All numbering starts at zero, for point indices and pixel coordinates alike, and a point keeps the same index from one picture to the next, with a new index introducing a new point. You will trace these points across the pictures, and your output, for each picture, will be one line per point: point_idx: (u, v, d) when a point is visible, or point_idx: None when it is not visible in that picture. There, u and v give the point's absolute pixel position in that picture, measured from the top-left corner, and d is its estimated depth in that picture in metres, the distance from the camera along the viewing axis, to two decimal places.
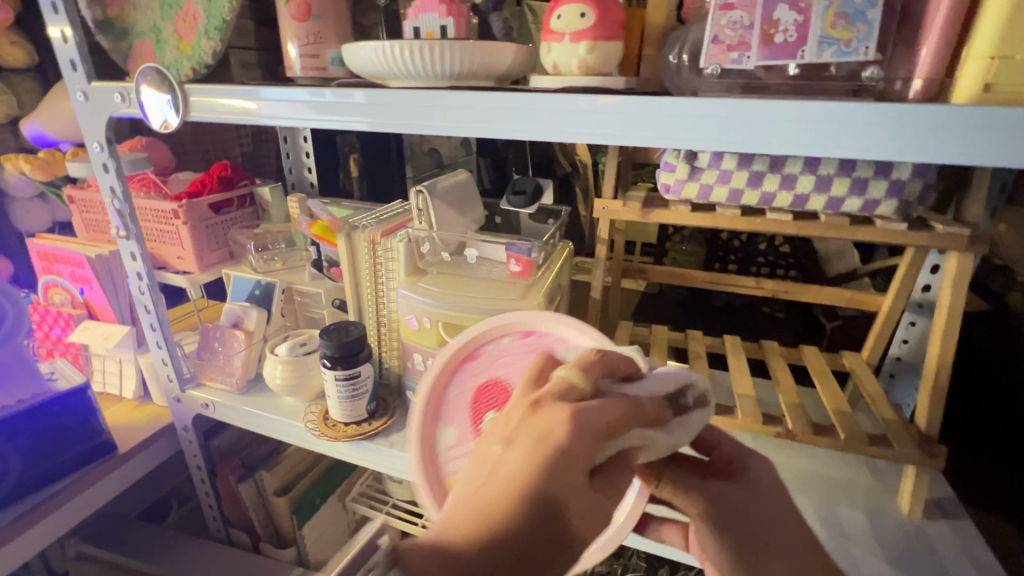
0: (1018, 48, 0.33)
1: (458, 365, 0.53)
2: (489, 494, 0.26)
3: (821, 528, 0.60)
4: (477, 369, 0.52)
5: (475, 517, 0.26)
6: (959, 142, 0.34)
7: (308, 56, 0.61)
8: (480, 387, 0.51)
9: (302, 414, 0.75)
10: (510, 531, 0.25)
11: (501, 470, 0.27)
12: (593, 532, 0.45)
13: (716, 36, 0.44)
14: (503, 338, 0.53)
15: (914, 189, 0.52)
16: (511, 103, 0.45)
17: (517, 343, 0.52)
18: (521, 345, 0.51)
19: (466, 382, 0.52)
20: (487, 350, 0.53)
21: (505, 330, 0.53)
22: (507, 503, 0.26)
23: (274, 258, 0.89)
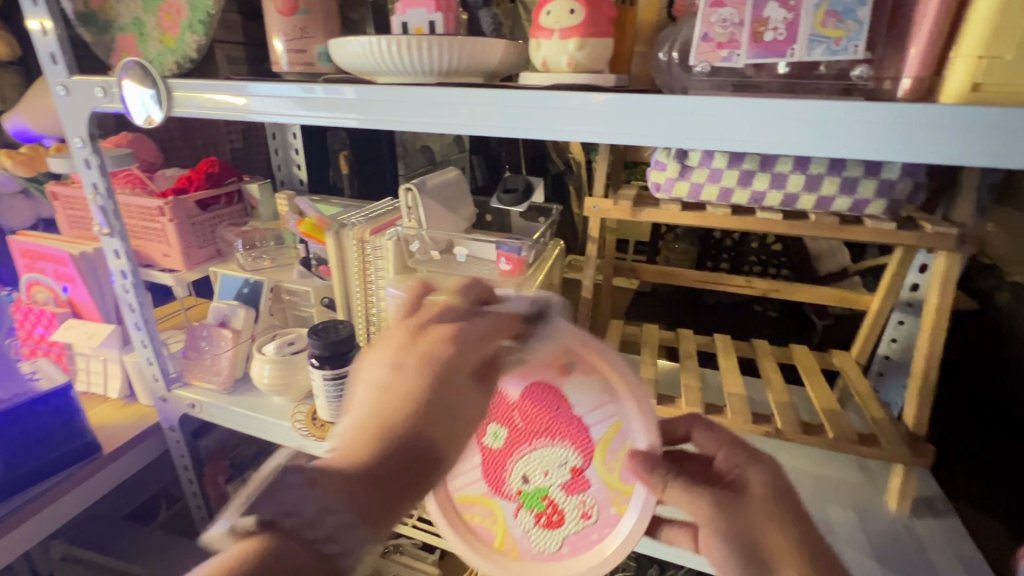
0: (1007, 48, 0.33)
1: None
2: (385, 413, 0.36)
3: None
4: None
5: (371, 431, 0.35)
6: (950, 141, 0.34)
7: (294, 50, 0.60)
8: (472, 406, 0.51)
9: (290, 414, 0.74)
10: (405, 439, 0.35)
11: (393, 392, 0.37)
12: (595, 536, 0.51)
13: (705, 34, 0.43)
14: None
15: (903, 189, 0.52)
16: (500, 99, 0.45)
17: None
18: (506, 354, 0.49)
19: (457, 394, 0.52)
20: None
21: None
22: (397, 415, 0.36)
23: (263, 256, 0.88)
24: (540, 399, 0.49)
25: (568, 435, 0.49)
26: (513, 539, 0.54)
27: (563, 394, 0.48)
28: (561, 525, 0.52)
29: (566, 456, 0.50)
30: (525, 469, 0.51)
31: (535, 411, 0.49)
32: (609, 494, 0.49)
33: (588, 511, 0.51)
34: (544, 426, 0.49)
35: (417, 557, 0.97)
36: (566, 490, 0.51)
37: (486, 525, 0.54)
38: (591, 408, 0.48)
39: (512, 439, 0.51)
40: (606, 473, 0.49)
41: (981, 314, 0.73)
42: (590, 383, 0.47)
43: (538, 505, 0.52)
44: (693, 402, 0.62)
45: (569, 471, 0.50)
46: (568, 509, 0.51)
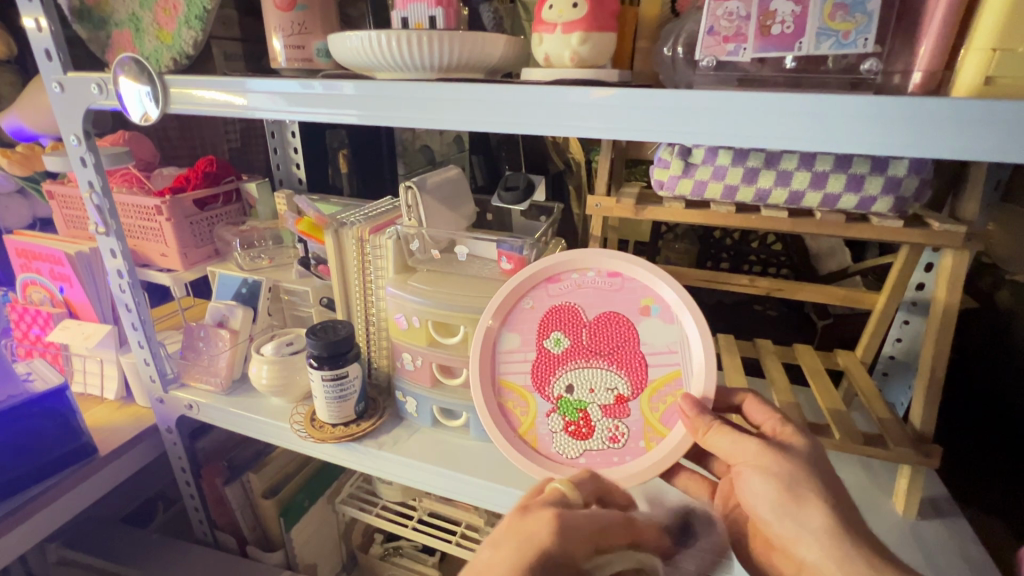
0: (1020, 40, 0.33)
1: (537, 284, 0.55)
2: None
3: None
4: (553, 290, 0.55)
5: None
6: (962, 136, 0.33)
7: (293, 47, 0.59)
8: (552, 307, 0.54)
9: (288, 415, 0.73)
10: None
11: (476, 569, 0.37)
12: (617, 459, 0.52)
13: (712, 27, 0.42)
14: (587, 271, 0.54)
15: (909, 185, 0.51)
16: (503, 94, 0.44)
17: (601, 280, 0.54)
18: (604, 282, 0.54)
19: (541, 299, 0.55)
20: (569, 276, 0.55)
21: (589, 263, 0.54)
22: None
23: (261, 256, 0.87)
24: (613, 326, 0.53)
25: (625, 363, 0.52)
26: (535, 434, 0.54)
27: (637, 329, 0.53)
28: (588, 438, 0.53)
29: (615, 380, 0.52)
30: (574, 378, 0.53)
31: (606, 332, 0.53)
32: (644, 428, 0.52)
33: (617, 436, 0.52)
34: (610, 347, 0.52)
35: (417, 559, 0.97)
36: (603, 411, 0.53)
37: (518, 414, 0.55)
38: (658, 348, 0.52)
39: (573, 348, 0.53)
40: (648, 410, 0.52)
41: (984, 311, 0.73)
42: (667, 330, 0.52)
43: (572, 413, 0.53)
44: None
45: (614, 396, 0.52)
46: (600, 427, 0.52)
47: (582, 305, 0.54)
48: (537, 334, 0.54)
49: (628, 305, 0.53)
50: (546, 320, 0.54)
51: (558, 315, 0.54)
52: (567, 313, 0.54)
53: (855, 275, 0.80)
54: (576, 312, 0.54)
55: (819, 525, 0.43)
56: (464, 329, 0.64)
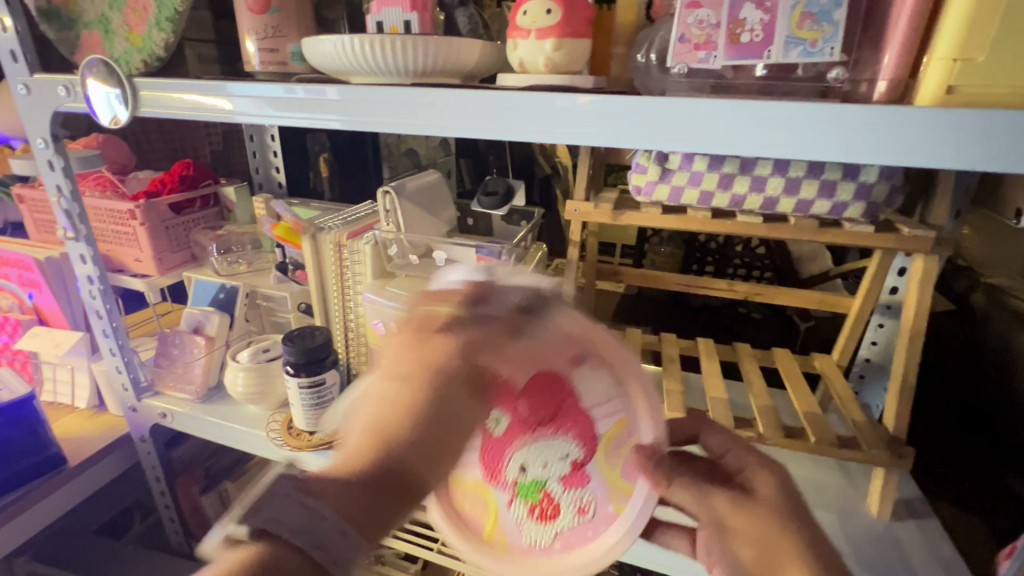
0: (980, 50, 0.33)
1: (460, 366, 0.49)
2: (379, 422, 0.38)
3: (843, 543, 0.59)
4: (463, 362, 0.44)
5: (372, 443, 0.37)
6: (927, 143, 0.34)
7: (267, 50, 0.58)
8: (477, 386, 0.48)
9: (265, 423, 0.72)
10: (389, 470, 0.36)
11: (385, 397, 0.39)
12: (591, 532, 0.48)
13: (683, 35, 0.43)
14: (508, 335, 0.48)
15: (880, 191, 0.52)
16: (481, 100, 0.44)
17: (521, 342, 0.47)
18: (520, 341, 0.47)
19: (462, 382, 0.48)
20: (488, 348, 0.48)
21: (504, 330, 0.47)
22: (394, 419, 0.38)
23: (239, 261, 0.86)
24: (547, 390, 0.45)
25: (572, 425, 0.46)
26: (502, 533, 0.49)
27: (571, 388, 0.45)
28: (555, 518, 0.48)
29: (568, 448, 0.46)
30: (524, 458, 0.47)
31: (542, 403, 0.46)
32: (609, 489, 0.47)
33: (585, 507, 0.48)
34: (550, 417, 0.46)
35: (400, 567, 0.96)
36: (564, 483, 0.47)
37: (477, 514, 0.49)
38: (599, 402, 0.45)
39: (515, 427, 0.46)
40: (606, 467, 0.47)
41: (957, 314, 0.75)
42: (599, 378, 0.45)
43: (534, 495, 0.48)
44: (675, 408, 0.61)
45: (569, 464, 0.47)
46: (565, 502, 0.48)
47: (509, 376, 0.45)
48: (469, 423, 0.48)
49: (554, 360, 0.45)
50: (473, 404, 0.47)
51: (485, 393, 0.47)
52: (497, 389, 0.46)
53: (836, 278, 0.81)
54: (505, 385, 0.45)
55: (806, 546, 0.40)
56: None
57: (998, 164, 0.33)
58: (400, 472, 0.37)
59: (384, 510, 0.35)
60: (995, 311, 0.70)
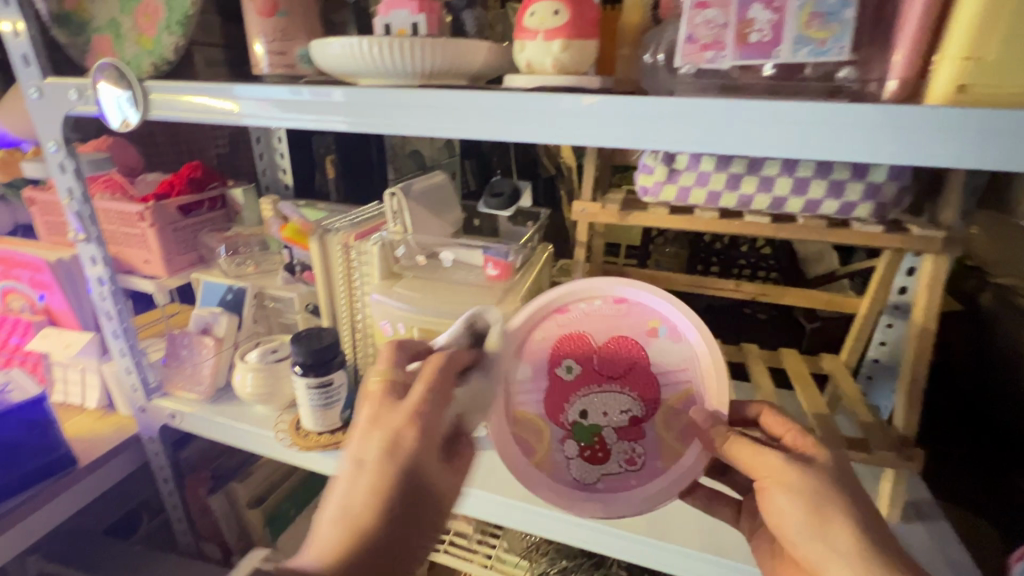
0: (991, 49, 0.33)
1: (548, 314, 0.55)
2: (352, 514, 0.42)
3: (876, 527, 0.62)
4: (558, 323, 0.54)
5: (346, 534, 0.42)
6: (935, 144, 0.34)
7: (275, 53, 0.59)
8: (564, 336, 0.54)
9: (273, 423, 0.72)
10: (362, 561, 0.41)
11: (359, 485, 0.43)
12: (634, 482, 0.51)
13: (691, 35, 0.43)
14: (594, 300, 0.55)
15: (889, 191, 0.52)
16: (488, 102, 0.44)
17: (607, 307, 0.54)
18: (610, 308, 0.54)
19: (549, 330, 0.54)
20: (577, 306, 0.55)
21: (595, 293, 0.55)
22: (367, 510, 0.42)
23: (247, 262, 0.86)
24: (622, 351, 0.53)
25: (637, 384, 0.52)
26: (550, 462, 0.52)
27: (646, 353, 0.52)
28: (604, 461, 0.52)
29: (629, 403, 0.52)
30: (588, 402, 0.52)
31: (616, 358, 0.53)
32: (659, 446, 0.51)
33: (634, 458, 0.51)
34: (620, 371, 0.52)
35: None
36: (619, 434, 0.52)
37: (531, 444, 0.52)
38: (669, 368, 0.52)
39: (586, 373, 0.53)
40: (661, 426, 0.51)
41: (967, 314, 0.75)
42: (675, 350, 0.52)
43: (588, 437, 0.52)
44: None
45: (627, 416, 0.52)
46: (616, 450, 0.51)
47: (592, 332, 0.54)
48: (548, 364, 0.54)
49: (634, 329, 0.53)
50: (556, 350, 0.54)
51: (570, 344, 0.54)
52: (580, 342, 0.53)
53: (842, 278, 0.81)
54: (586, 339, 0.53)
55: (823, 536, 0.41)
56: None
57: (1002, 163, 0.33)
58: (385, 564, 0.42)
59: None
60: (1004, 311, 0.69)
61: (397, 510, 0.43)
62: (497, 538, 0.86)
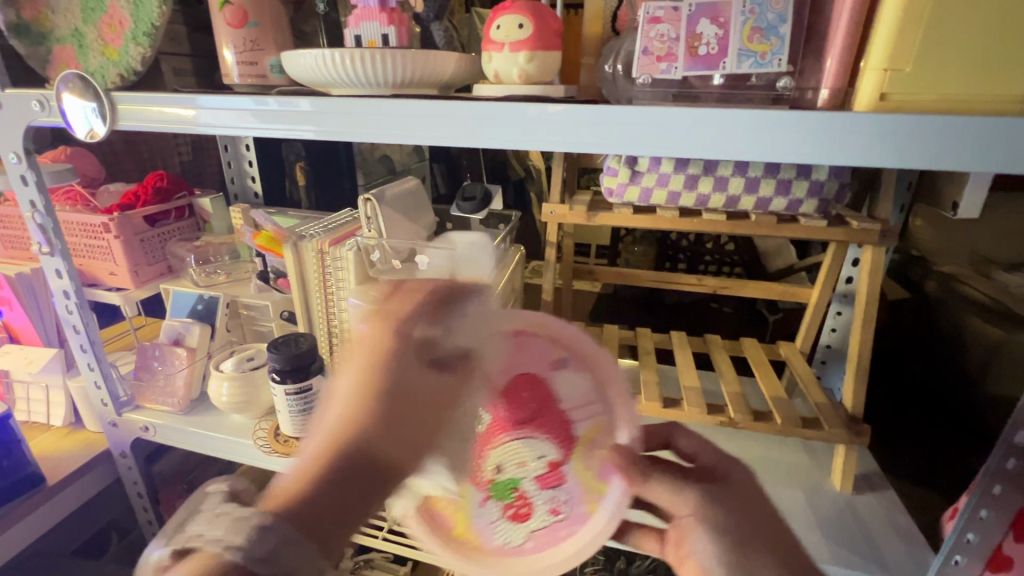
0: (906, 62, 0.37)
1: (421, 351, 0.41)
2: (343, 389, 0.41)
3: (831, 498, 0.66)
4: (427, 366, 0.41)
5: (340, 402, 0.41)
6: (860, 147, 0.38)
7: (245, 62, 0.59)
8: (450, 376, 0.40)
9: (252, 431, 0.72)
10: (348, 449, 0.38)
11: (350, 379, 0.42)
12: (563, 532, 0.43)
13: (646, 48, 0.47)
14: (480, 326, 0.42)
15: (830, 188, 0.56)
16: (458, 110, 0.46)
17: (501, 335, 0.42)
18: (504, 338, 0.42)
19: (430, 371, 0.40)
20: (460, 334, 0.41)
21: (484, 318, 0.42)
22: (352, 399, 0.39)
23: (218, 271, 0.86)
24: (524, 389, 0.40)
25: (549, 425, 0.40)
26: (472, 529, 0.43)
27: (551, 386, 0.41)
28: (529, 517, 0.42)
29: (543, 449, 0.40)
30: (495, 457, 0.41)
31: (518, 399, 0.40)
32: (584, 492, 0.42)
33: (559, 507, 0.42)
34: (529, 412, 0.40)
35: (390, 569, 0.96)
36: (537, 484, 0.41)
37: (443, 512, 0.43)
38: (578, 402, 0.41)
39: (487, 425, 0.40)
40: (582, 471, 0.42)
41: (913, 300, 0.89)
42: (579, 379, 0.42)
43: (507, 495, 0.41)
44: (652, 398, 0.65)
45: (546, 465, 0.41)
46: (539, 502, 0.42)
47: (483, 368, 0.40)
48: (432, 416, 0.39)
49: (534, 359, 0.42)
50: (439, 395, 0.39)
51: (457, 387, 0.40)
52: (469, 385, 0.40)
53: (801, 271, 0.86)
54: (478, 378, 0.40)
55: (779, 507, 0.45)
56: None
57: (926, 158, 0.37)
58: (352, 475, 0.37)
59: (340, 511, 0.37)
60: (952, 297, 0.82)
61: (372, 425, 0.38)
62: None
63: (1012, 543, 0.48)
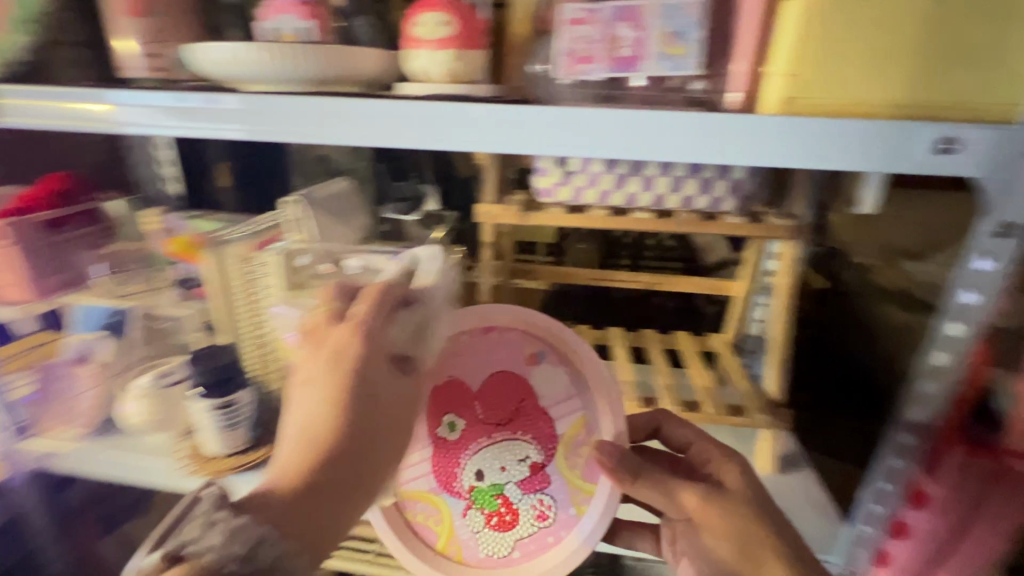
0: (806, 67, 0.39)
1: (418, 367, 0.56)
2: (311, 422, 0.54)
3: None
4: (444, 361, 0.57)
5: (307, 432, 0.54)
6: (779, 147, 0.41)
7: (150, 55, 0.55)
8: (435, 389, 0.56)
9: (173, 451, 0.70)
10: (323, 450, 0.53)
11: (315, 407, 0.55)
12: (553, 537, 0.56)
13: (569, 49, 0.47)
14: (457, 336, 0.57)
15: (748, 188, 0.59)
16: (386, 109, 0.45)
17: (477, 338, 0.57)
18: (480, 341, 0.57)
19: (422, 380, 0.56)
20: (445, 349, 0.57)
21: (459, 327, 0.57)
22: (322, 419, 0.54)
23: (133, 280, 0.79)
24: (507, 391, 0.56)
25: (530, 423, 0.56)
26: (458, 541, 0.57)
27: (529, 380, 0.56)
28: (514, 524, 0.56)
29: (527, 450, 0.55)
30: (479, 464, 0.55)
31: (501, 398, 0.56)
32: (570, 494, 0.56)
33: (544, 512, 0.56)
34: (510, 412, 0.55)
35: None
36: (522, 486, 0.55)
37: (433, 527, 0.58)
38: (556, 401, 0.56)
39: (469, 431, 0.55)
40: (568, 471, 0.56)
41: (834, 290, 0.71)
42: (553, 374, 0.56)
43: (490, 503, 0.56)
44: None
45: (528, 465, 0.55)
46: (524, 509, 0.56)
47: (467, 378, 0.56)
48: (426, 426, 0.56)
49: (512, 358, 0.57)
50: (433, 405, 0.56)
51: (444, 397, 0.56)
52: (450, 392, 0.56)
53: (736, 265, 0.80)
54: (460, 387, 0.56)
55: None
56: None
57: (855, 162, 0.40)
58: (340, 463, 0.52)
59: (331, 498, 0.52)
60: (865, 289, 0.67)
61: (350, 433, 0.53)
62: None
63: (913, 513, 0.53)
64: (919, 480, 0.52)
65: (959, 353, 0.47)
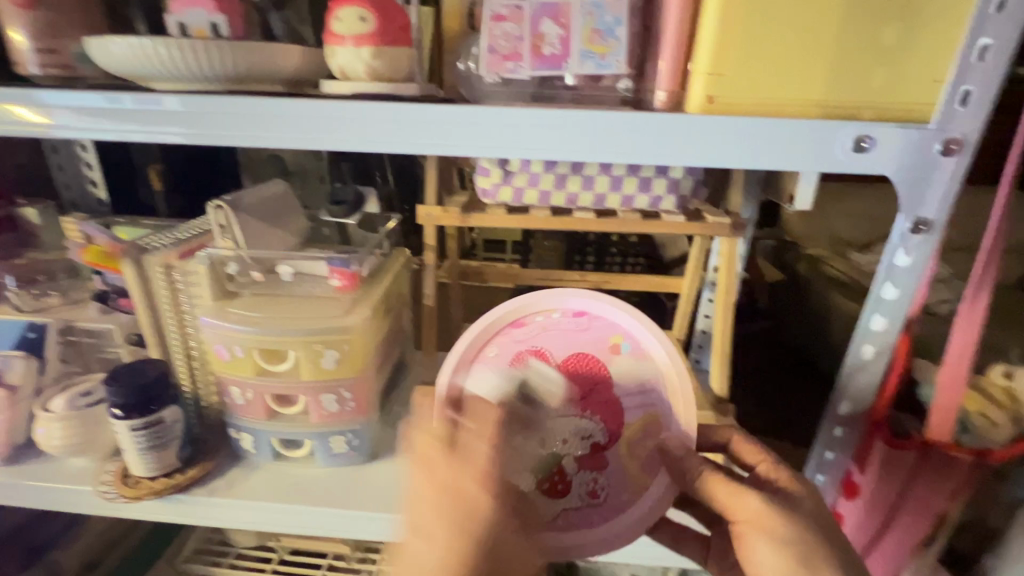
0: (727, 66, 0.39)
1: (500, 331, 0.51)
2: None
3: None
4: (522, 337, 0.50)
5: None
6: (701, 147, 0.40)
7: (43, 50, 0.50)
8: (518, 353, 0.49)
9: (95, 475, 0.64)
10: None
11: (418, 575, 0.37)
12: (598, 517, 0.46)
13: (492, 47, 0.46)
14: (552, 312, 0.51)
15: (687, 186, 0.59)
16: (299, 110, 0.43)
17: (568, 321, 0.51)
18: (570, 322, 0.50)
19: (507, 346, 0.50)
20: (534, 319, 0.51)
21: (554, 304, 0.51)
22: None
23: (49, 292, 0.73)
24: (584, 376, 0.48)
25: (599, 408, 0.48)
26: None
27: (610, 369, 0.49)
28: (564, 495, 0.46)
29: (592, 429, 0.47)
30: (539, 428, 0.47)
31: (579, 378, 0.48)
32: (625, 480, 0.47)
33: (596, 490, 0.47)
34: (584, 392, 0.48)
35: None
36: (580, 464, 0.47)
37: None
38: (634, 391, 0.48)
39: None
40: (630, 454, 0.47)
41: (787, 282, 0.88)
42: (638, 368, 0.49)
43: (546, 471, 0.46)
44: None
45: (589, 445, 0.47)
46: (577, 482, 0.47)
47: (550, 348, 0.49)
48: None
49: (598, 345, 0.49)
50: (507, 370, 0.49)
51: (522, 363, 0.49)
52: (533, 360, 0.49)
53: None
54: (543, 356, 0.49)
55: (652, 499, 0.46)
56: (294, 354, 0.60)
57: (779, 163, 0.40)
58: None
59: None
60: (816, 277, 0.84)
61: None
62: (379, 553, 0.87)
63: (846, 503, 0.56)
64: (850, 472, 0.55)
65: (882, 346, 0.48)
